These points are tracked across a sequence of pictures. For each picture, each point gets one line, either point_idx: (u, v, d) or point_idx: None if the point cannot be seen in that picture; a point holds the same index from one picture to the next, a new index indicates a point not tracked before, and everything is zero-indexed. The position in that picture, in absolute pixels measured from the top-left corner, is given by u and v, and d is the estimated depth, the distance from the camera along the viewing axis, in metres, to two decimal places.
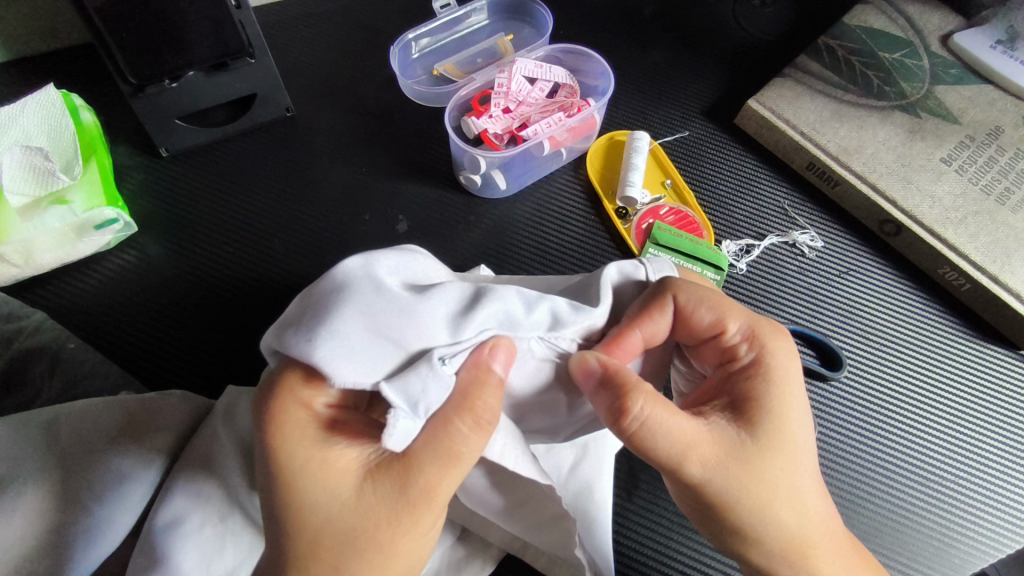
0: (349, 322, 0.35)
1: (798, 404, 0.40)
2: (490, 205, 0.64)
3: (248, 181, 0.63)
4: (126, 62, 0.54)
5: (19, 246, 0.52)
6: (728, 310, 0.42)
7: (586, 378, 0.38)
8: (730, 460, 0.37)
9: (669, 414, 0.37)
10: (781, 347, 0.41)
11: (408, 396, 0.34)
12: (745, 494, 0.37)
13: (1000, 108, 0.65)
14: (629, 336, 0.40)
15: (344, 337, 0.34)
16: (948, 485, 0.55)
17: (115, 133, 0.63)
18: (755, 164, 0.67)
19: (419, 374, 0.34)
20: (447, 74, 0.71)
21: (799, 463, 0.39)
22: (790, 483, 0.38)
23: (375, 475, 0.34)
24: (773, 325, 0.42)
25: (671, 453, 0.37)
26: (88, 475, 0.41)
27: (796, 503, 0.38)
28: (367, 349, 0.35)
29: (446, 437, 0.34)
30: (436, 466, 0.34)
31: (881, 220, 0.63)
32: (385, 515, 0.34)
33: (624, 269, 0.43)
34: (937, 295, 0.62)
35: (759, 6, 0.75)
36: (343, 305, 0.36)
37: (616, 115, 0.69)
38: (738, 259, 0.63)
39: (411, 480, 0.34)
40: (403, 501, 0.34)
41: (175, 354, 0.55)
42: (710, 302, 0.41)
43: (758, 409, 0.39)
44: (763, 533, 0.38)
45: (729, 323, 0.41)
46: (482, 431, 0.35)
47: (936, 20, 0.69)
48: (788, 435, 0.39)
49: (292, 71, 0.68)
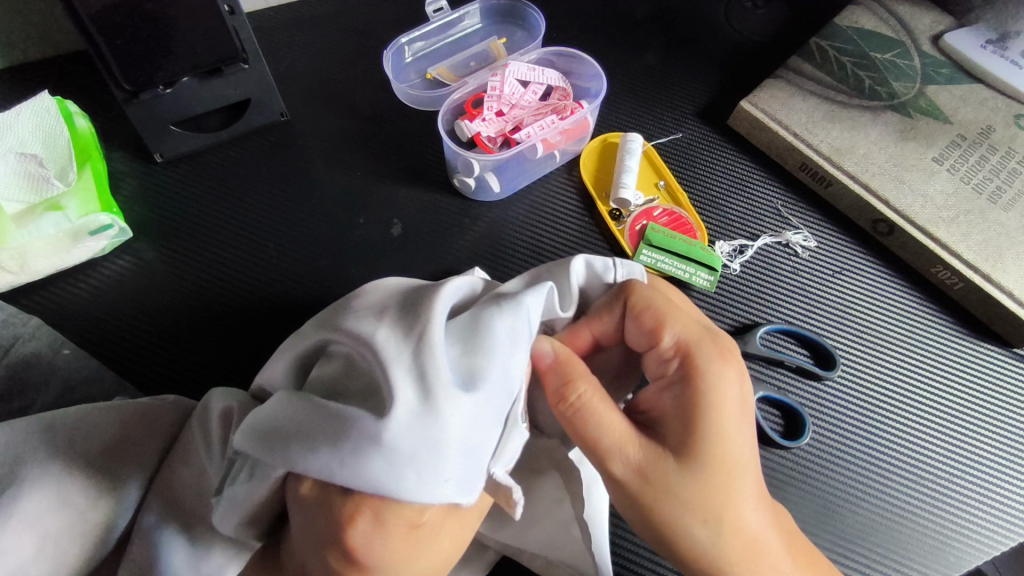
0: (450, 440, 0.34)
1: (729, 426, 0.39)
2: (484, 208, 0.64)
3: (243, 186, 0.63)
4: (120, 68, 0.54)
5: (15, 253, 0.53)
6: (670, 322, 0.41)
7: (540, 362, 0.41)
8: (647, 464, 0.38)
9: (597, 407, 0.39)
10: (719, 369, 0.40)
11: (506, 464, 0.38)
12: (661, 499, 0.38)
13: (991, 107, 0.65)
14: (580, 335, 0.43)
15: (453, 456, 0.34)
16: (920, 487, 0.55)
17: (111, 138, 0.63)
18: (748, 165, 0.68)
19: (514, 444, 0.38)
20: (441, 78, 0.71)
21: (726, 483, 0.38)
22: (709, 502, 0.38)
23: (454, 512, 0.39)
24: (717, 343, 0.41)
25: (597, 447, 0.39)
26: (83, 481, 0.41)
27: (713, 522, 0.38)
28: (477, 450, 0.35)
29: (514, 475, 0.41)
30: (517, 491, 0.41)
31: (874, 220, 0.63)
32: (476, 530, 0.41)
33: (594, 268, 0.44)
34: (930, 294, 0.63)
35: (752, 8, 0.75)
36: (438, 428, 0.34)
37: (610, 117, 0.69)
38: (732, 259, 0.63)
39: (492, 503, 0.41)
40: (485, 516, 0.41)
41: (172, 358, 0.55)
42: (652, 312, 0.41)
43: (685, 422, 0.39)
44: (678, 542, 0.39)
45: (665, 335, 0.41)
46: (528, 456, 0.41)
47: (928, 21, 0.70)
48: (716, 456, 0.38)
49: (287, 76, 0.68)
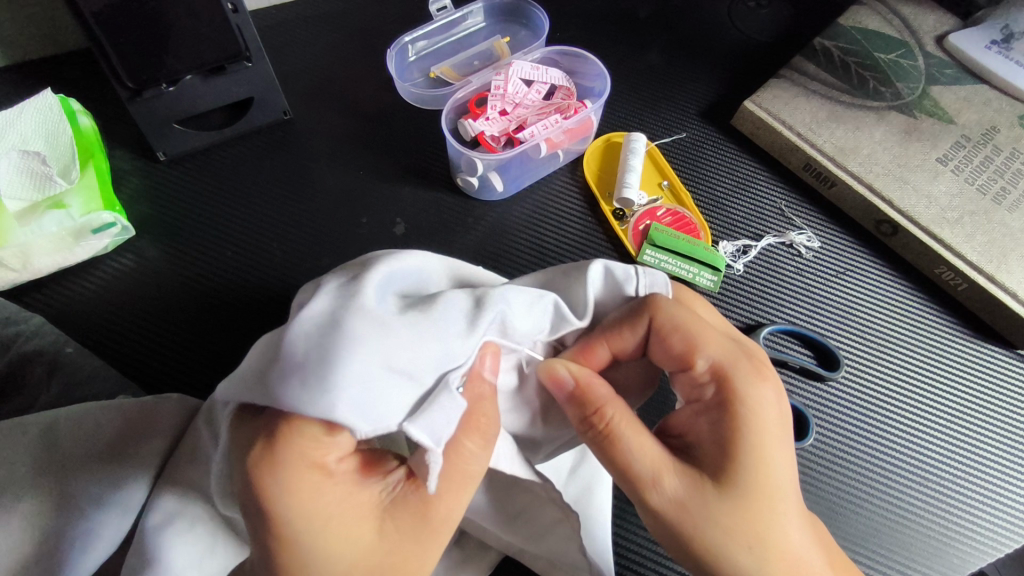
0: (357, 368, 0.33)
1: (768, 449, 0.38)
2: (487, 207, 0.64)
3: (245, 184, 0.63)
4: (123, 65, 0.54)
5: (18, 251, 0.52)
6: (702, 344, 0.41)
7: (558, 390, 0.41)
8: (682, 489, 0.38)
9: (630, 431, 0.39)
10: (755, 389, 0.40)
11: (434, 435, 0.34)
12: (702, 526, 0.37)
13: (995, 108, 0.65)
14: (597, 348, 0.43)
15: (359, 388, 0.33)
16: (925, 489, 0.55)
17: (113, 136, 0.63)
18: (751, 165, 0.67)
19: (441, 408, 0.35)
20: (444, 77, 0.71)
21: (766, 507, 0.37)
22: (753, 528, 0.37)
23: (389, 504, 0.36)
24: (752, 364, 0.41)
25: (630, 472, 0.39)
26: (87, 479, 0.41)
27: (759, 549, 0.37)
28: (386, 392, 0.34)
29: (458, 460, 0.37)
30: (455, 488, 0.37)
31: (878, 220, 0.63)
32: (410, 550, 0.36)
33: (615, 276, 0.43)
34: (933, 295, 0.62)
35: (755, 7, 0.75)
36: (348, 347, 0.33)
37: (613, 117, 0.69)
38: (735, 259, 0.63)
39: (428, 506, 0.37)
40: (421, 531, 0.37)
41: (174, 356, 0.55)
42: (683, 333, 0.41)
43: (723, 444, 0.39)
44: (721, 572, 0.37)
45: (698, 358, 0.41)
46: (488, 448, 0.37)
47: (932, 21, 0.70)
48: (756, 478, 0.38)
49: (290, 75, 0.68)
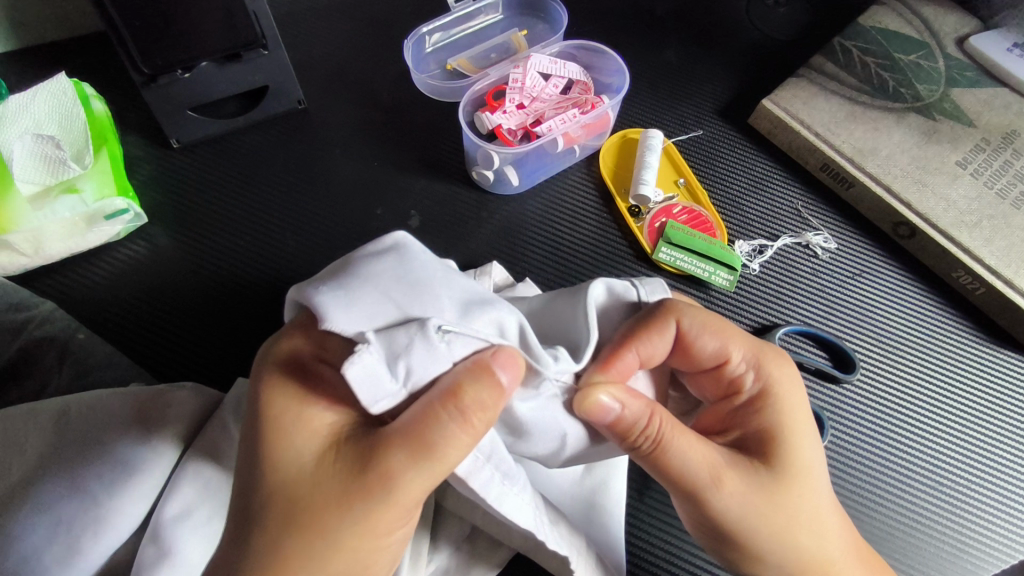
0: (365, 283, 0.36)
1: (804, 430, 0.42)
2: (502, 201, 0.63)
3: (259, 173, 0.62)
4: (138, 51, 0.54)
5: (29, 235, 0.52)
6: (732, 339, 0.43)
7: (602, 415, 0.37)
8: (746, 486, 0.39)
9: (685, 438, 0.38)
10: (786, 378, 0.43)
11: (391, 353, 0.34)
12: (768, 516, 0.39)
13: (1016, 111, 0.64)
14: (625, 356, 0.39)
15: (353, 294, 0.35)
16: (943, 493, 0.55)
17: (126, 122, 0.63)
18: (768, 164, 0.67)
19: (402, 336, 0.34)
20: (460, 69, 0.70)
21: (812, 485, 0.41)
22: (808, 506, 0.40)
23: (343, 451, 0.34)
24: (774, 350, 0.44)
25: (691, 478, 0.38)
26: (99, 467, 0.40)
27: (813, 525, 0.40)
28: (369, 305, 0.35)
29: (422, 422, 0.33)
30: (408, 455, 0.33)
31: (895, 222, 0.63)
32: (336, 496, 0.33)
33: (615, 289, 0.43)
34: (950, 299, 0.62)
35: (774, 6, 0.74)
36: (369, 268, 0.37)
37: (630, 114, 0.68)
38: (751, 259, 0.62)
39: (375, 461, 0.33)
40: (356, 483, 0.33)
41: (183, 347, 0.54)
42: (716, 331, 0.42)
43: (769, 436, 0.41)
44: (781, 554, 0.40)
45: (733, 353, 0.43)
46: (461, 422, 0.33)
47: (952, 22, 0.69)
48: (803, 464, 0.41)
49: (305, 64, 0.67)
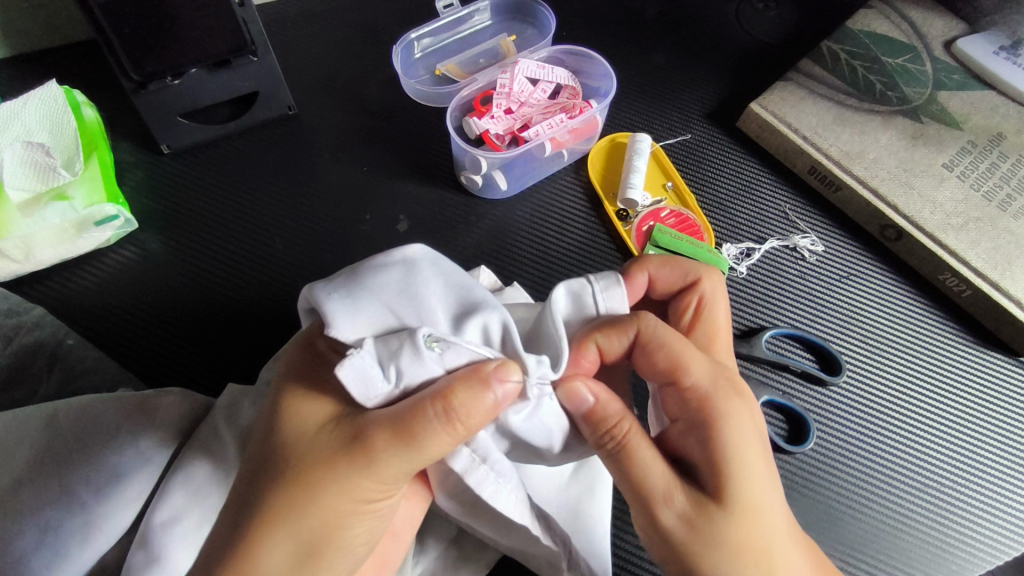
0: (368, 294, 0.37)
1: (759, 466, 0.37)
2: (490, 206, 0.64)
3: (249, 179, 0.63)
4: (128, 58, 0.55)
5: (20, 241, 0.52)
6: (690, 360, 0.39)
7: (574, 406, 0.38)
8: (693, 517, 0.36)
9: (641, 451, 0.37)
10: (737, 408, 0.38)
11: (382, 358, 0.35)
12: (713, 554, 0.35)
13: (1003, 114, 0.65)
14: (586, 349, 0.40)
15: (355, 304, 0.36)
16: (926, 493, 0.55)
17: (118, 129, 0.63)
18: (756, 168, 0.67)
19: (392, 344, 0.35)
20: (449, 75, 0.71)
21: (759, 525, 0.36)
22: (760, 545, 0.36)
23: (340, 424, 0.36)
24: (733, 381, 0.40)
25: (643, 493, 0.37)
26: (89, 470, 0.41)
27: (768, 567, 0.36)
28: (368, 315, 0.36)
29: (406, 413, 0.33)
30: (391, 439, 0.34)
31: (882, 225, 0.63)
32: (326, 456, 0.35)
33: (573, 290, 0.42)
34: (937, 301, 0.62)
35: (763, 10, 0.75)
36: (373, 278, 0.37)
37: (618, 118, 0.69)
38: (738, 263, 0.63)
39: (364, 434, 0.34)
40: (345, 448, 0.35)
41: (171, 352, 0.55)
42: (670, 347, 0.39)
43: (720, 471, 0.36)
44: None
45: (687, 375, 0.39)
46: (446, 423, 0.33)
47: (940, 26, 0.69)
48: (755, 503, 0.36)
49: (296, 69, 0.68)
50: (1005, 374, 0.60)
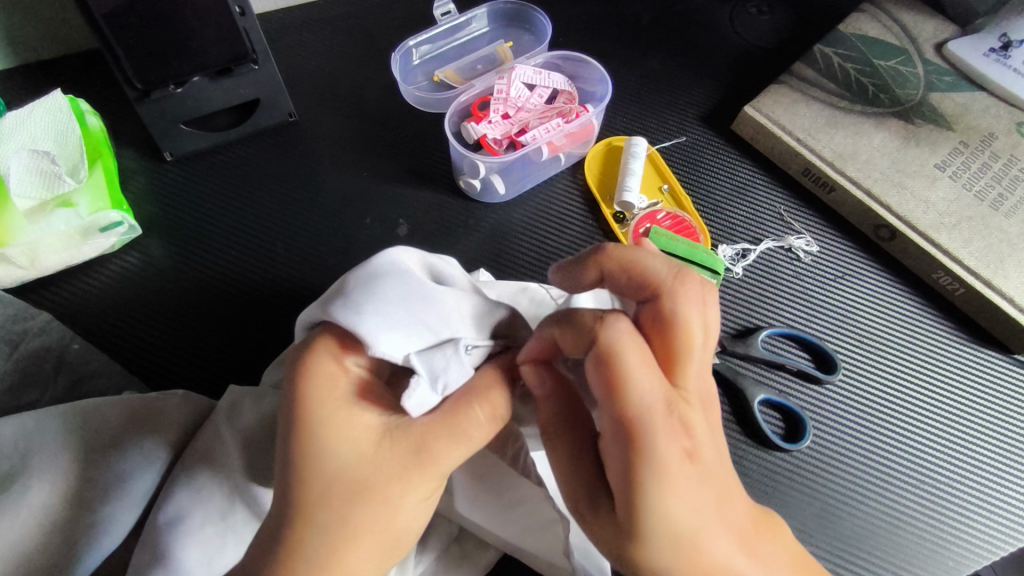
0: (392, 307, 0.40)
1: (671, 510, 0.32)
2: (488, 210, 0.65)
3: (250, 185, 0.64)
4: (132, 67, 0.56)
5: (26, 248, 0.53)
6: (620, 386, 0.33)
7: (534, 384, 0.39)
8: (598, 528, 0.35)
9: (562, 450, 0.38)
10: (656, 449, 0.32)
11: (429, 366, 0.39)
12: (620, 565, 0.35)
13: (994, 115, 0.66)
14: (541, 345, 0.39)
15: (388, 319, 0.39)
16: (922, 489, 0.56)
17: (121, 136, 0.64)
18: (751, 169, 0.68)
19: (438, 356, 0.39)
20: (447, 81, 0.72)
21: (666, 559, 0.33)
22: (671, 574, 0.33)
23: (393, 435, 0.37)
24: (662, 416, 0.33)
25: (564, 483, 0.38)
26: (96, 470, 0.41)
27: None
28: (405, 330, 0.39)
29: (463, 417, 0.37)
30: (452, 443, 0.37)
31: (876, 225, 0.64)
32: (387, 468, 0.36)
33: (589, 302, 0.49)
34: (932, 300, 0.63)
35: (756, 14, 0.76)
36: (388, 292, 0.41)
37: (614, 121, 0.70)
38: (734, 263, 0.63)
39: (421, 443, 0.37)
40: (409, 459, 0.37)
41: (175, 356, 0.55)
42: (618, 361, 0.33)
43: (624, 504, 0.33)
44: None
45: (611, 402, 0.33)
46: (496, 422, 0.38)
47: (931, 28, 0.70)
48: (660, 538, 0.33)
49: (296, 77, 0.69)
50: (1000, 372, 0.61)
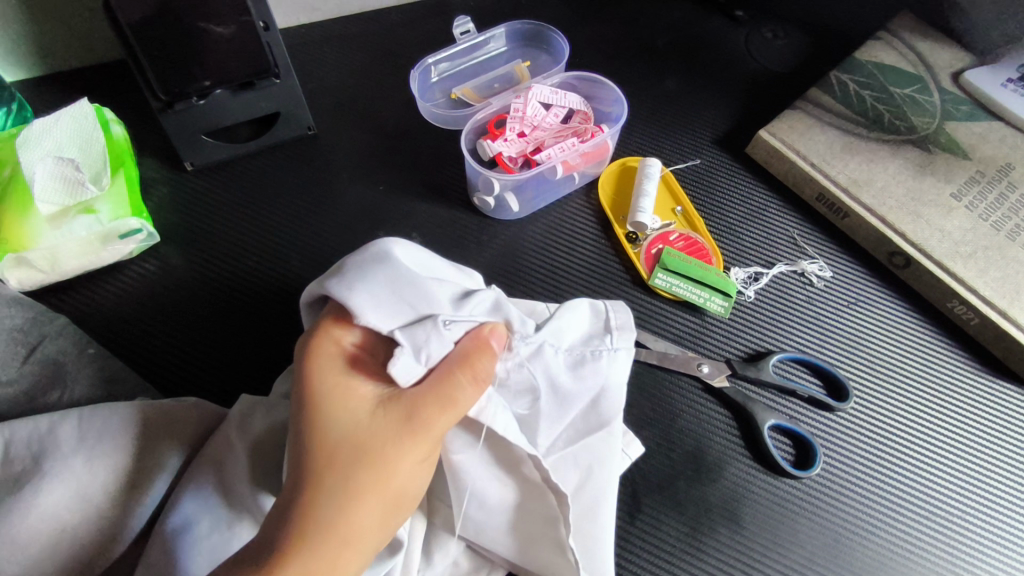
0: (379, 284, 0.41)
1: None
2: (501, 226, 0.65)
3: (267, 196, 0.65)
4: (157, 79, 0.57)
5: (47, 252, 0.54)
6: None
7: None
8: None
9: None
10: None
11: (412, 339, 0.40)
12: None
13: (1010, 145, 0.65)
14: None
15: (373, 295, 0.40)
16: (934, 522, 0.55)
17: (143, 145, 0.65)
18: (764, 193, 0.68)
19: (418, 330, 0.40)
20: (464, 98, 0.72)
21: None
22: None
23: (387, 405, 0.38)
24: None
25: None
26: (106, 476, 0.42)
27: None
28: (391, 305, 0.40)
29: (447, 385, 0.38)
30: (438, 408, 0.38)
31: (890, 252, 0.63)
32: (382, 433, 0.37)
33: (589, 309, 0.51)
34: (947, 329, 0.62)
35: (772, 39, 0.76)
36: (377, 271, 0.42)
37: (629, 142, 0.70)
38: (746, 287, 0.63)
39: (412, 409, 0.38)
40: (403, 424, 0.38)
41: (187, 364, 0.56)
42: None
43: None
44: None
45: None
46: (479, 387, 0.39)
47: (947, 57, 0.70)
48: None
49: (316, 91, 0.70)
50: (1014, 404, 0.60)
